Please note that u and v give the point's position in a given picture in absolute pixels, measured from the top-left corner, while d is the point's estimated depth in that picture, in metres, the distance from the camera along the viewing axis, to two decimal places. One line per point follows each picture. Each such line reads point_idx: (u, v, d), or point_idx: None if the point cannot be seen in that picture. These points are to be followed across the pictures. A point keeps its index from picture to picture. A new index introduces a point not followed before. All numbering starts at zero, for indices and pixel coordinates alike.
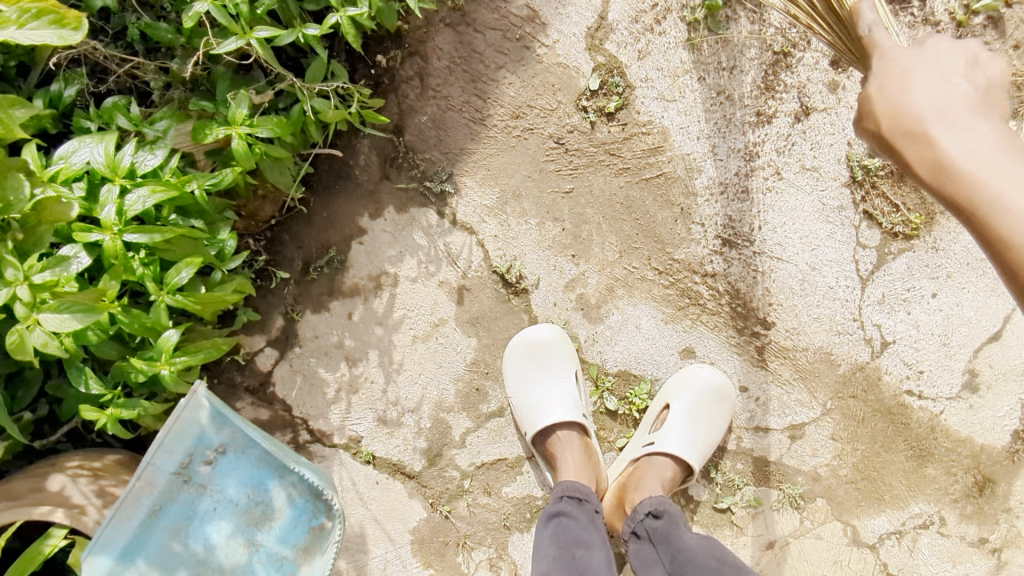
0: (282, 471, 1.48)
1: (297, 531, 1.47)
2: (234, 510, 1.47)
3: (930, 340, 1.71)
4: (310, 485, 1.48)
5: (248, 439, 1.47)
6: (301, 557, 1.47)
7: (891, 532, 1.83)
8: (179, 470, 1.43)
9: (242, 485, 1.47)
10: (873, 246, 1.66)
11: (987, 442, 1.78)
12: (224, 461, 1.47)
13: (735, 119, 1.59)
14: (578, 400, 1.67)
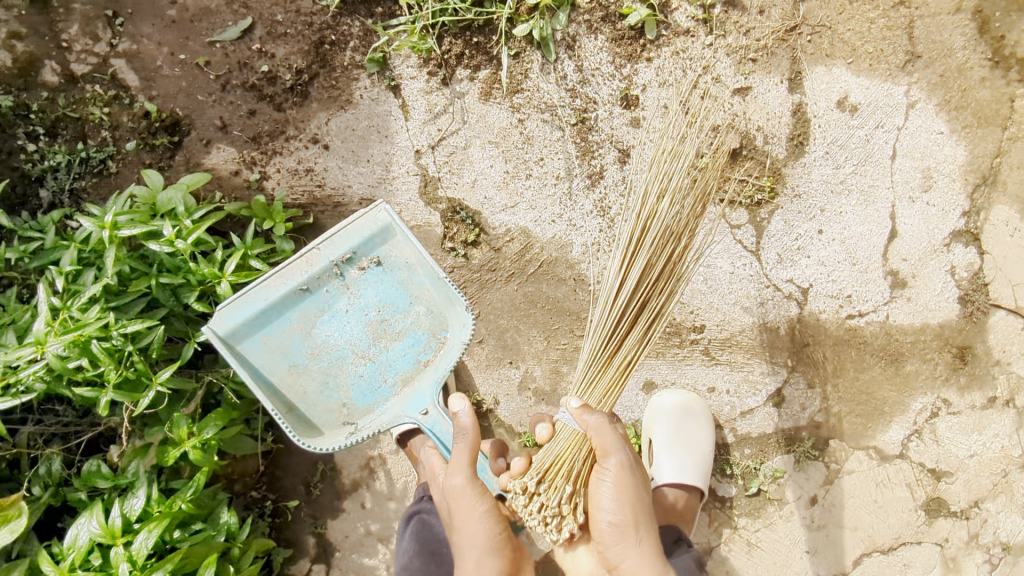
0: (415, 295, 1.58)
1: (407, 359, 1.56)
2: (364, 318, 1.57)
3: (840, 266, 1.85)
4: (446, 326, 1.56)
5: (399, 258, 1.57)
6: (402, 384, 1.55)
7: (910, 434, 1.95)
8: (338, 262, 1.54)
9: (378, 297, 1.57)
10: (745, 222, 1.83)
11: (943, 319, 1.89)
12: (375, 271, 1.57)
13: (574, 190, 1.78)
14: (443, 406, 1.68)
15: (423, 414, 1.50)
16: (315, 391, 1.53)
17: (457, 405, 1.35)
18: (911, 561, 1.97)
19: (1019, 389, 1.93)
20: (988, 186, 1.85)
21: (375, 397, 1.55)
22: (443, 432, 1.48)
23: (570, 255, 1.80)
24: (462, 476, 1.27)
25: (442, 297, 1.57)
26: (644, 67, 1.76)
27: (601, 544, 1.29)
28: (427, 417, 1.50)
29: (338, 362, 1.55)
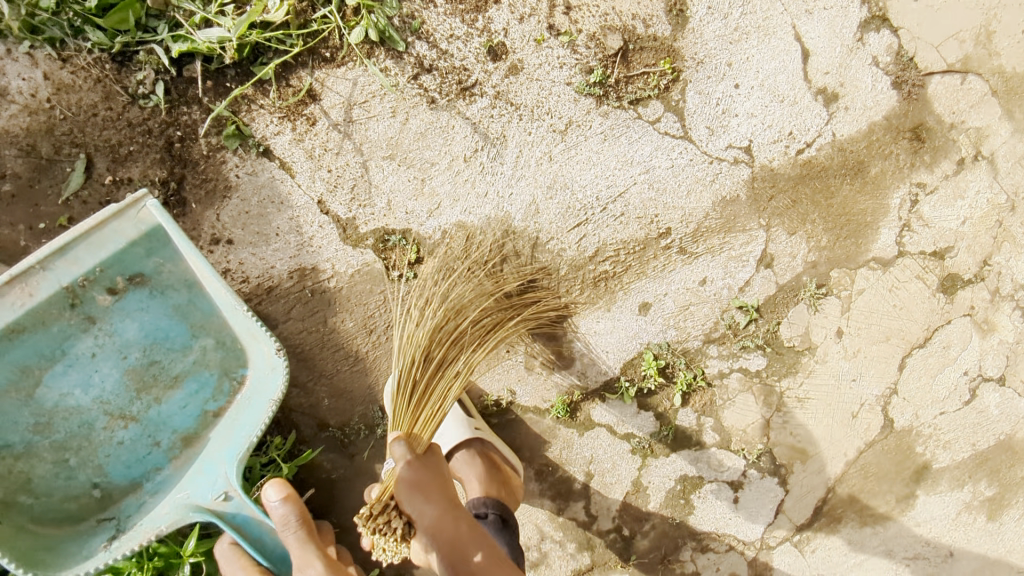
0: (195, 327, 1.65)
1: (190, 410, 1.66)
2: (124, 363, 1.63)
3: (770, 109, 1.77)
4: (225, 360, 1.66)
5: (165, 283, 1.60)
6: (179, 444, 1.65)
7: (901, 230, 1.92)
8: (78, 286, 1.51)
9: (140, 332, 1.62)
10: (663, 112, 1.73)
11: (886, 111, 1.83)
12: (136, 299, 1.60)
13: (488, 163, 1.69)
14: (466, 419, 1.73)
15: (220, 500, 1.49)
16: (41, 463, 1.57)
17: (272, 493, 1.43)
18: (950, 341, 2.02)
19: (983, 139, 1.89)
20: None
21: (145, 468, 1.64)
22: (256, 522, 1.49)
23: (514, 225, 1.73)
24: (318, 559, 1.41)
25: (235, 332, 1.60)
26: (496, 11, 1.63)
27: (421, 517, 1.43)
28: (225, 504, 1.49)
29: (87, 432, 1.61)
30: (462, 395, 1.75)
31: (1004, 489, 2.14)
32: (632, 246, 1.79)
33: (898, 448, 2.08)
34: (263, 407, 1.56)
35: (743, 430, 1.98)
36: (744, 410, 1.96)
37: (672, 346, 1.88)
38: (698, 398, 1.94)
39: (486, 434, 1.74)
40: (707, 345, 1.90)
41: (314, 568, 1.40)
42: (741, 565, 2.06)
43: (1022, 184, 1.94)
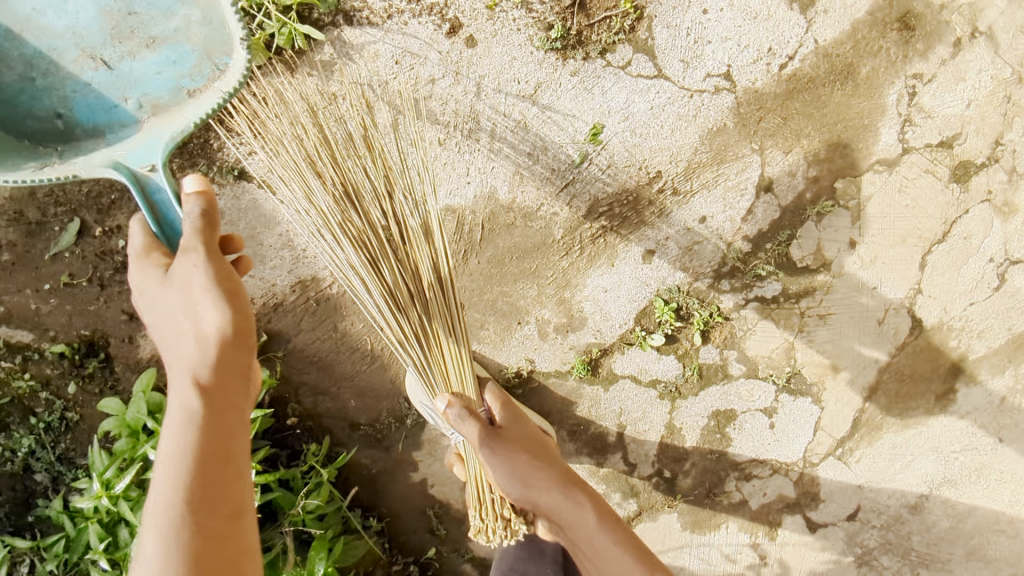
0: (174, 10, 1.50)
1: (161, 81, 1.52)
2: (100, 4, 1.51)
3: (745, 29, 1.69)
4: (209, 32, 1.49)
5: (179, 9, 1.50)
6: (149, 106, 1.52)
7: (903, 127, 1.83)
8: (114, 5, 1.51)
9: (149, 7, 1.52)
10: (633, 55, 1.66)
11: (868, 6, 1.74)
12: (165, 0, 1.51)
13: (464, 142, 1.66)
14: (491, 396, 1.71)
15: (148, 170, 1.33)
16: None
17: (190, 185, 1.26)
18: (970, 231, 1.95)
19: (977, 14, 1.79)
20: None
21: (176, 82, 1.52)
22: (172, 204, 1.32)
23: (501, 198, 1.71)
24: (201, 245, 1.15)
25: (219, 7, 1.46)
26: None
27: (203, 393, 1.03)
28: (154, 176, 1.34)
29: (67, 61, 1.52)
30: (482, 374, 1.76)
31: None
32: (625, 196, 1.76)
33: (929, 346, 2.05)
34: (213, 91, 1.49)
35: (769, 357, 1.97)
36: (766, 337, 1.95)
37: (683, 288, 1.86)
38: (717, 334, 1.92)
39: (514, 407, 1.73)
40: (719, 281, 1.87)
41: (195, 254, 1.14)
42: (789, 486, 2.07)
43: None
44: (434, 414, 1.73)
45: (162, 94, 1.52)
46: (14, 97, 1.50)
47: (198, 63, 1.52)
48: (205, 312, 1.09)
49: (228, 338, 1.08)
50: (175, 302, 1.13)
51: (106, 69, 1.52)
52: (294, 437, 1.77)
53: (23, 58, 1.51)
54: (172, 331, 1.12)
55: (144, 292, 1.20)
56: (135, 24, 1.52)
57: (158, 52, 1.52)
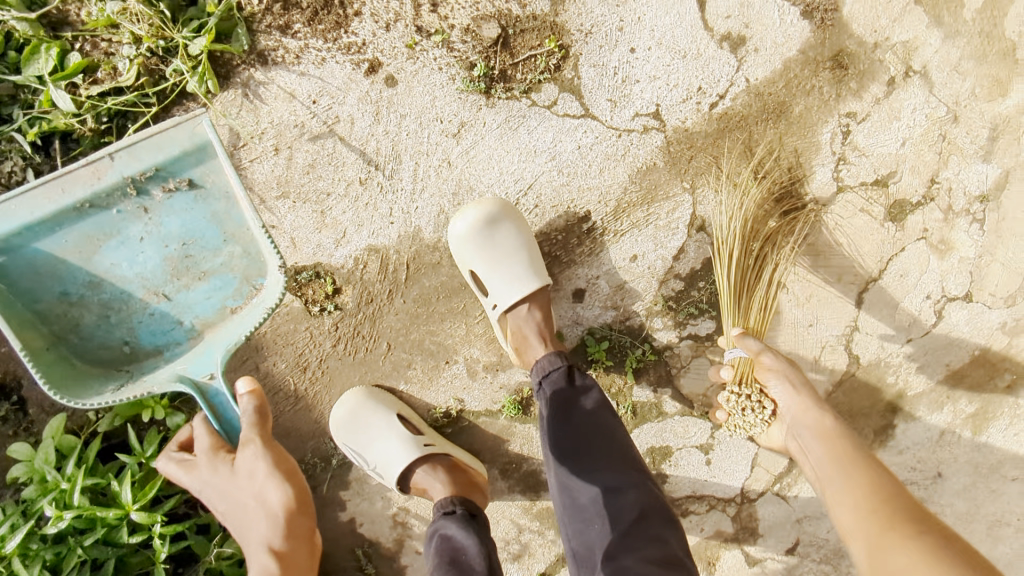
0: (222, 236, 1.55)
1: (209, 303, 1.56)
2: (164, 252, 1.54)
3: (673, 69, 1.66)
4: (246, 262, 1.55)
5: (211, 203, 1.53)
6: (200, 328, 1.56)
7: (837, 165, 1.82)
8: (134, 181, 1.46)
9: (184, 226, 1.53)
10: (558, 94, 1.63)
11: (801, 44, 1.71)
12: (184, 197, 1.51)
13: (385, 182, 1.62)
14: (416, 435, 1.67)
15: (208, 378, 1.44)
16: None
17: (242, 387, 1.45)
18: (906, 269, 1.94)
19: (912, 53, 1.76)
20: None
21: (218, 305, 1.56)
22: (230, 404, 1.46)
23: (426, 238, 1.68)
24: (258, 438, 1.39)
25: (257, 242, 1.54)
26: (359, 24, 1.53)
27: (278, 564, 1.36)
28: (212, 383, 1.44)
29: (123, 299, 1.54)
30: (408, 415, 1.72)
31: (984, 401, 2.09)
32: (553, 236, 1.74)
33: (866, 382, 2.04)
34: (258, 309, 1.50)
35: (703, 394, 1.96)
36: (700, 374, 1.94)
37: (615, 327, 1.84)
38: (650, 371, 1.91)
39: (441, 447, 1.69)
40: (652, 319, 1.85)
41: (254, 447, 1.38)
42: (726, 522, 2.06)
43: (962, 92, 1.81)
44: (359, 457, 1.69)
45: (211, 316, 1.57)
46: (89, 332, 1.53)
47: (238, 286, 1.56)
48: (271, 493, 1.39)
49: (292, 510, 1.40)
50: (240, 488, 1.39)
51: (163, 301, 1.56)
52: None
53: (101, 303, 1.53)
54: (239, 507, 1.40)
55: (208, 478, 1.40)
56: (190, 263, 1.55)
57: (206, 281, 1.56)
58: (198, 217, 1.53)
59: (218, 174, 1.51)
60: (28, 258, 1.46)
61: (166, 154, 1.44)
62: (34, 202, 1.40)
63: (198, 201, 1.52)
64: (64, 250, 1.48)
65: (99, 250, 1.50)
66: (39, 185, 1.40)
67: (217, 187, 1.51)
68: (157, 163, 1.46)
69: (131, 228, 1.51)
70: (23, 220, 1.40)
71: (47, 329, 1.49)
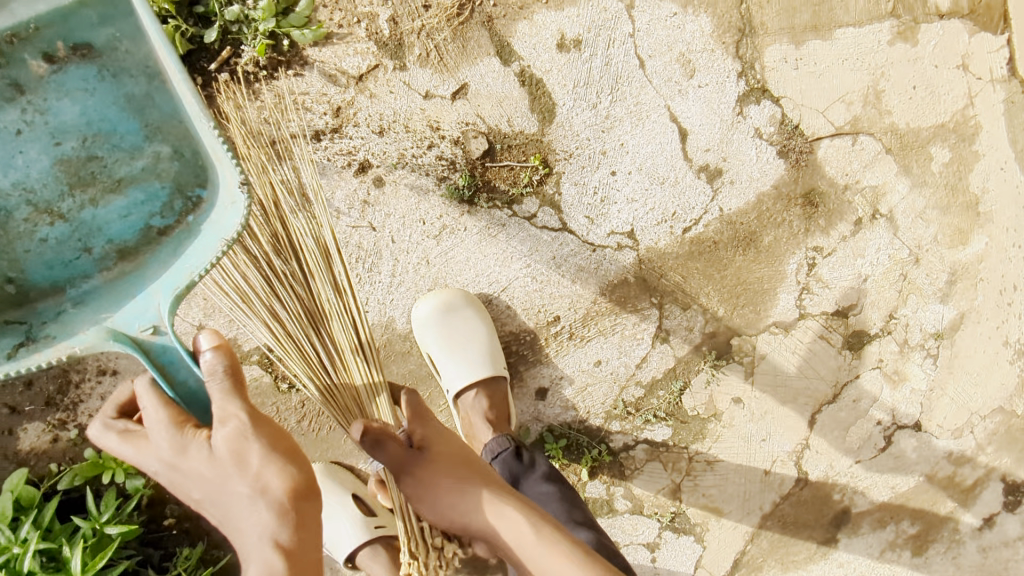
0: (146, 132, 1.26)
1: (131, 223, 1.27)
2: (56, 153, 1.26)
3: (651, 194, 1.74)
4: (193, 178, 1.26)
5: (88, 73, 1.24)
6: (117, 256, 1.27)
7: (800, 294, 1.90)
8: (1, 42, 1.21)
9: (78, 114, 1.26)
10: (538, 208, 1.71)
11: (774, 180, 1.79)
12: (75, 77, 1.25)
13: (364, 273, 1.68)
14: (364, 517, 1.70)
15: (151, 334, 1.09)
16: None
17: (205, 343, 1.05)
18: (859, 395, 2.01)
19: (879, 198, 1.85)
20: (749, 36, 1.67)
21: (143, 226, 1.27)
22: (186, 363, 1.08)
23: (398, 328, 1.74)
24: (244, 412, 1.05)
25: (195, 139, 1.23)
26: (352, 130, 1.59)
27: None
28: (156, 337, 1.09)
29: (8, 220, 1.26)
30: (362, 494, 1.77)
31: (926, 525, 2.14)
32: (522, 336, 1.81)
33: (813, 497, 2.09)
34: (213, 242, 1.17)
35: (654, 496, 2.00)
36: (654, 477, 1.99)
37: (574, 426, 1.90)
38: (605, 470, 1.96)
39: (391, 527, 1.73)
40: (610, 421, 1.92)
41: (237, 424, 1.04)
42: None
43: (924, 237, 1.89)
44: None
45: (132, 240, 1.28)
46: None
47: (169, 201, 1.27)
48: (270, 477, 1.03)
49: (300, 493, 1.04)
50: (226, 477, 1.03)
51: (61, 226, 1.27)
52: (169, 538, 1.77)
53: None
54: (226, 498, 1.03)
55: (171, 461, 1.05)
56: (96, 169, 1.27)
57: (125, 195, 1.27)
58: (104, 104, 1.25)
59: (130, 42, 1.23)
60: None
61: (47, 5, 1.19)
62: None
63: (102, 76, 1.25)
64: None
65: None
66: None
67: (131, 59, 1.24)
68: (38, 20, 1.21)
69: (2, 113, 1.24)
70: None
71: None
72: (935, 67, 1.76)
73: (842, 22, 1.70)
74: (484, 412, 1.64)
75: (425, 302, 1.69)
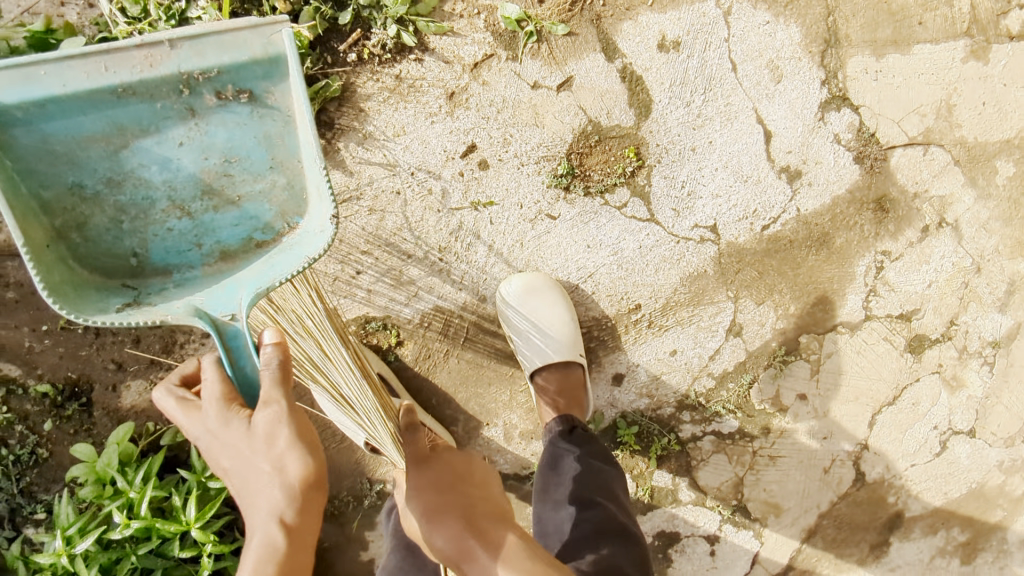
0: (276, 167, 1.29)
1: (235, 232, 1.29)
2: (201, 163, 1.27)
3: (735, 190, 1.83)
4: (292, 198, 1.29)
5: (266, 109, 1.27)
6: (217, 257, 1.28)
7: (867, 296, 1.97)
8: (183, 80, 1.22)
9: (224, 143, 1.28)
10: (629, 198, 1.79)
11: (849, 184, 1.88)
12: (236, 110, 1.27)
13: (462, 252, 1.76)
14: (390, 397, 1.72)
15: (227, 318, 1.16)
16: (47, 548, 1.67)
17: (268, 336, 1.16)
18: (918, 398, 2.07)
19: (946, 207, 1.94)
20: (834, 47, 1.78)
21: (245, 229, 1.28)
22: (250, 354, 1.14)
23: (488, 307, 1.81)
24: (284, 398, 1.09)
25: (308, 180, 1.28)
26: (463, 113, 1.68)
27: (278, 547, 1.00)
28: (231, 326, 1.16)
29: (143, 206, 1.26)
30: (386, 375, 1.76)
31: (976, 533, 2.18)
32: (604, 321, 1.88)
33: (869, 499, 2.12)
34: (293, 257, 1.21)
35: (717, 488, 2.05)
36: (718, 469, 2.04)
37: (646, 413, 1.97)
38: (671, 459, 2.02)
39: (413, 411, 1.74)
40: (680, 411, 1.98)
41: (277, 408, 1.07)
42: None
43: (987, 248, 1.98)
44: (333, 409, 1.73)
45: (234, 245, 1.29)
46: (96, 234, 1.24)
47: (270, 222, 1.29)
48: (290, 461, 1.05)
49: (315, 483, 1.06)
50: (254, 451, 1.06)
51: (184, 218, 1.27)
52: None
53: (117, 205, 1.25)
54: (248, 473, 1.06)
55: (216, 436, 1.08)
56: (225, 184, 1.28)
57: (239, 208, 1.29)
58: (247, 133, 1.27)
59: (283, 96, 1.26)
60: (50, 137, 1.18)
61: (231, 58, 1.21)
62: (73, 73, 1.16)
63: (252, 117, 1.27)
64: (88, 136, 1.21)
65: (129, 145, 1.24)
66: (73, 56, 1.15)
67: (280, 109, 1.27)
68: (219, 66, 1.21)
69: (170, 128, 1.25)
70: (50, 92, 1.15)
71: (48, 220, 1.20)
72: (1004, 86, 1.87)
73: (920, 39, 1.81)
74: (554, 397, 1.73)
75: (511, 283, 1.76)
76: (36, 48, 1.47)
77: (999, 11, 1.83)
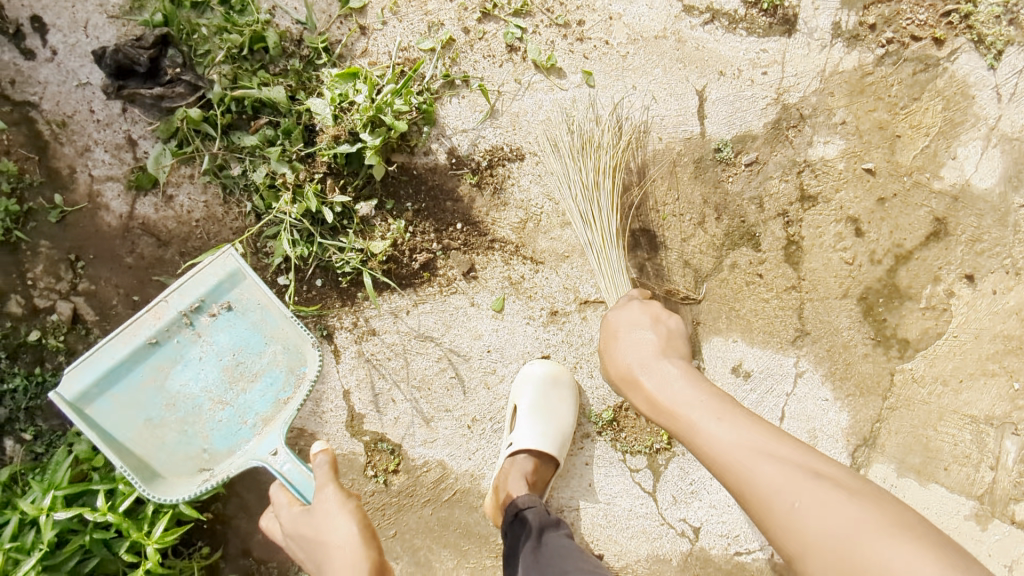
0: (269, 338, 1.68)
1: (265, 399, 1.66)
2: (220, 364, 1.66)
3: (730, 510, 1.99)
4: (290, 355, 1.67)
5: (249, 298, 1.67)
6: (261, 423, 1.64)
7: None
8: (186, 313, 1.63)
9: (231, 343, 1.67)
10: (643, 466, 1.97)
11: None
12: (226, 317, 1.66)
13: (488, 430, 1.94)
14: None
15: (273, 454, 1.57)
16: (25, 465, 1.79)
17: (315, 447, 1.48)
18: None
19: None
20: (868, 446, 1.98)
21: (270, 397, 1.66)
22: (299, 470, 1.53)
23: (482, 484, 1.96)
24: (331, 483, 1.44)
25: (297, 333, 1.66)
26: (553, 330, 1.91)
27: None
28: (275, 457, 1.56)
29: (195, 411, 1.64)
30: None
31: None
32: None
33: None
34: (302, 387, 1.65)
35: None
36: None
37: None
38: None
39: None
40: None
41: (328, 490, 1.43)
42: None
43: None
44: None
45: (268, 409, 1.65)
46: (171, 448, 1.62)
47: (285, 378, 1.67)
48: (344, 529, 1.38)
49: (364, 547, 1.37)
50: (316, 536, 1.39)
51: (228, 408, 1.65)
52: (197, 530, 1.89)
53: (178, 421, 1.63)
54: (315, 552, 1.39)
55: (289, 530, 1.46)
56: (244, 369, 1.66)
57: (260, 380, 1.66)
58: (243, 330, 1.67)
59: (251, 292, 1.67)
60: (114, 396, 1.59)
61: (206, 285, 1.64)
62: (114, 346, 1.57)
63: (242, 317, 1.67)
64: (142, 382, 1.61)
65: (168, 376, 1.63)
66: (116, 335, 1.57)
67: (252, 300, 1.67)
68: (200, 296, 1.64)
69: (191, 350, 1.65)
70: (104, 364, 1.57)
71: (136, 453, 1.59)
72: (989, 555, 1.98)
73: (939, 479, 1.98)
74: (525, 480, 1.77)
75: (541, 364, 1.87)
76: (268, 105, 1.78)
77: (1013, 495, 1.98)
